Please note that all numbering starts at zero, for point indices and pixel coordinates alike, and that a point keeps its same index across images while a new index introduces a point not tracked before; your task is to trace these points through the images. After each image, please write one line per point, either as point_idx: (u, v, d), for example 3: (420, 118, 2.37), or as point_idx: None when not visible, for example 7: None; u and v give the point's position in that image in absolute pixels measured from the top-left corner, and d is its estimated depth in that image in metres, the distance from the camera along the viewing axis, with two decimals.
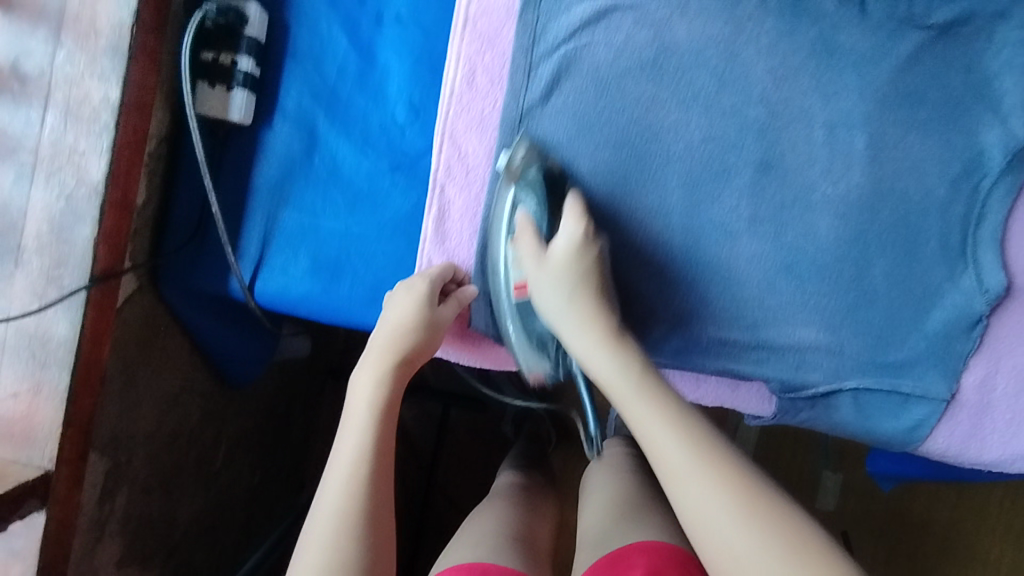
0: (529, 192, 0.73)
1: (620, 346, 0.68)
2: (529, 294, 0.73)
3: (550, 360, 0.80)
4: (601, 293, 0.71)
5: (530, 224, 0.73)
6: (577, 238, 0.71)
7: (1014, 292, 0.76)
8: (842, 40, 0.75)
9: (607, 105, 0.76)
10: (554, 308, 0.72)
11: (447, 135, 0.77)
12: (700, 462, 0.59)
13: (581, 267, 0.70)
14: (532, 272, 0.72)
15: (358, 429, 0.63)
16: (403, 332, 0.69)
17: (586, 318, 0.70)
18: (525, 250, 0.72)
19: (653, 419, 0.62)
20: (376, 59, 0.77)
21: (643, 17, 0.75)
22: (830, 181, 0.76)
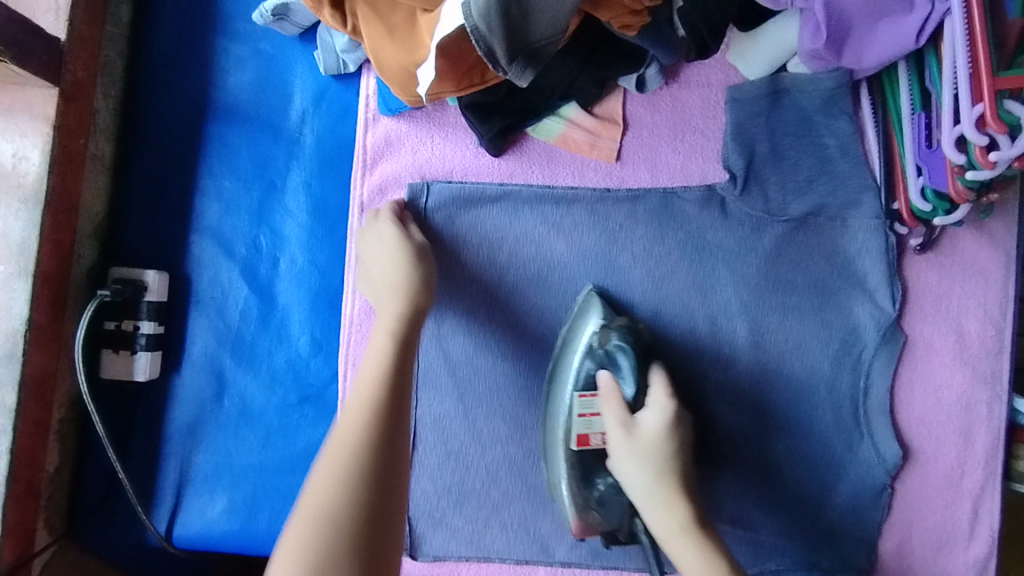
0: (618, 364, 0.72)
1: (706, 537, 0.61)
2: (606, 404, 0.69)
3: (606, 519, 0.72)
4: (682, 467, 0.65)
5: (614, 387, 0.69)
6: (669, 417, 0.67)
7: (912, 456, 0.79)
8: (710, 238, 0.80)
9: (498, 316, 0.80)
10: (631, 483, 0.65)
11: (349, 363, 0.80)
12: (684, 530, 0.62)
13: (668, 447, 0.65)
14: (614, 439, 0.67)
15: (378, 363, 0.63)
16: (394, 347, 0.65)
17: (671, 511, 0.63)
18: (609, 420, 0.68)
19: (696, 565, 0.60)
20: (277, 300, 0.81)
21: (524, 236, 0.81)
22: (720, 369, 0.80)
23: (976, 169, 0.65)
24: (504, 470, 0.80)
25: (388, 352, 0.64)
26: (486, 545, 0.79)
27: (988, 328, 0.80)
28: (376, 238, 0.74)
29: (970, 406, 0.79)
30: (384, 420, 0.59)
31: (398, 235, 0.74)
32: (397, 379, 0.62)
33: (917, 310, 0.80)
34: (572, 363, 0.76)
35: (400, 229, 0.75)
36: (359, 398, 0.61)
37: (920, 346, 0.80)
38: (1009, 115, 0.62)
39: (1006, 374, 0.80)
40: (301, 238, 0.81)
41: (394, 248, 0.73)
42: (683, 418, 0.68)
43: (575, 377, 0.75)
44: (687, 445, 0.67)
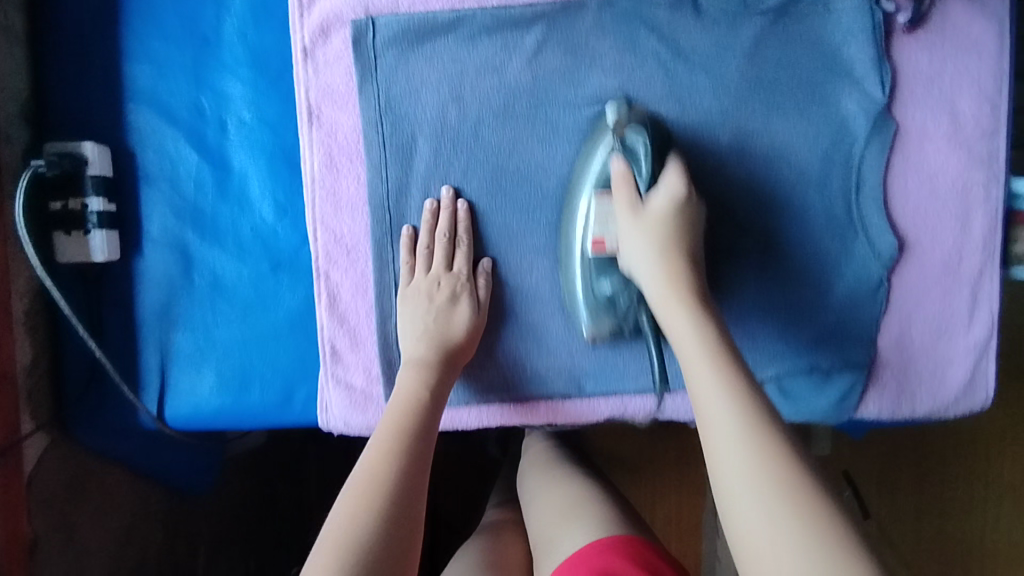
0: (635, 152, 0.71)
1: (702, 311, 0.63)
2: (619, 192, 0.71)
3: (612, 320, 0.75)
4: (688, 253, 0.68)
5: (627, 172, 0.70)
6: (678, 198, 0.69)
7: (908, 249, 0.77)
8: (684, 41, 0.74)
9: (467, 155, 0.75)
10: (632, 259, 0.69)
11: (318, 222, 0.76)
12: (708, 359, 0.58)
13: (673, 228, 0.68)
14: (624, 219, 0.70)
15: (416, 375, 0.70)
16: (426, 366, 0.70)
17: (671, 267, 0.66)
18: (619, 201, 0.70)
19: (688, 332, 0.61)
20: (230, 165, 0.76)
21: (484, 65, 0.74)
22: (705, 182, 0.76)
23: None
24: (492, 313, 0.77)
25: (428, 360, 0.71)
26: (483, 388, 0.78)
27: (984, 105, 0.75)
28: (413, 295, 0.74)
29: (967, 190, 0.76)
30: (422, 419, 0.66)
31: (471, 322, 0.73)
32: (437, 399, 0.68)
33: (908, 94, 0.75)
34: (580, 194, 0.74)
35: (449, 282, 0.73)
36: (398, 407, 0.67)
37: (913, 132, 0.75)
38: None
39: (1003, 153, 0.76)
40: (244, 95, 0.75)
41: (435, 301, 0.73)
42: (694, 207, 0.70)
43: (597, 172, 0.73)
44: (698, 223, 0.70)
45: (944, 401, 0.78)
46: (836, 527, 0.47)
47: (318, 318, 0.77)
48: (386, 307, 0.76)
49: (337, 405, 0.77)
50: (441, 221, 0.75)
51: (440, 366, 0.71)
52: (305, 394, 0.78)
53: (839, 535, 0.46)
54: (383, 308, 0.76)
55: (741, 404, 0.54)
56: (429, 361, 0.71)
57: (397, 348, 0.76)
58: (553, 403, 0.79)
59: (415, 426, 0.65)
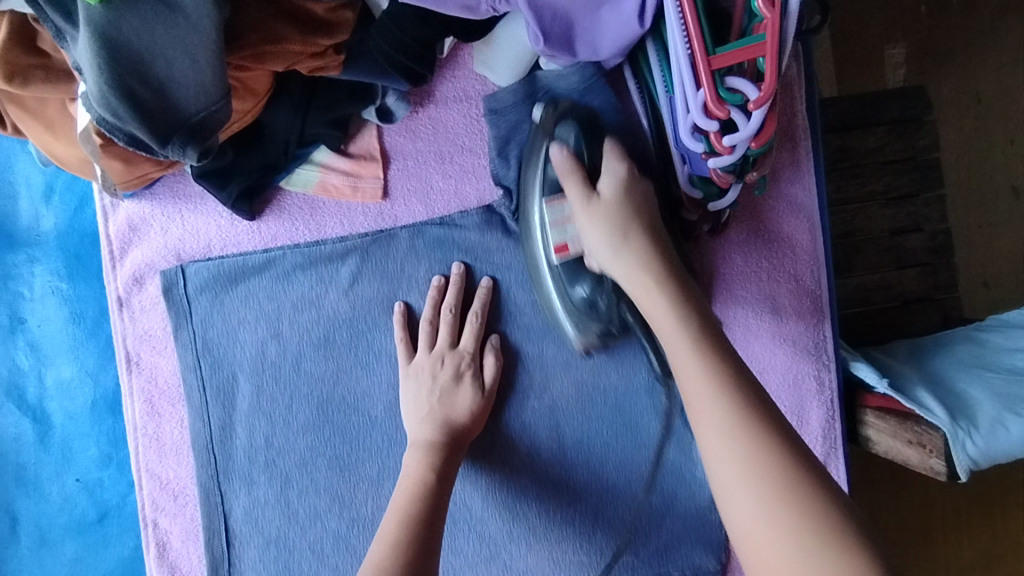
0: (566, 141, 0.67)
1: (677, 293, 0.60)
2: (568, 190, 0.65)
3: (597, 322, 0.70)
4: (647, 220, 0.64)
5: (571, 164, 0.65)
6: (623, 179, 0.64)
7: None
8: (498, 259, 0.75)
9: (289, 391, 0.74)
10: (598, 253, 0.64)
11: (142, 469, 0.74)
12: (653, 287, 0.60)
13: (627, 212, 0.63)
14: (580, 214, 0.64)
15: (422, 464, 0.67)
16: (433, 447, 0.68)
17: (630, 243, 0.62)
18: (573, 197, 0.64)
19: (695, 369, 0.54)
20: (52, 416, 0.75)
21: (301, 300, 0.75)
22: (537, 395, 0.75)
23: (716, 156, 0.61)
24: (330, 546, 0.74)
25: (434, 441, 0.69)
26: None
27: (802, 298, 0.76)
28: (416, 373, 0.72)
29: (799, 380, 0.76)
30: (423, 537, 0.60)
31: (475, 403, 0.71)
32: (442, 478, 0.66)
33: (726, 292, 0.76)
34: (532, 200, 0.69)
35: (453, 360, 0.72)
36: (391, 528, 0.61)
37: (735, 329, 0.76)
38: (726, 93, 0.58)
39: (829, 342, 0.76)
40: (64, 346, 0.75)
41: (439, 380, 0.71)
42: (639, 180, 0.65)
43: (541, 177, 0.68)
44: (650, 200, 0.65)
45: None
46: (823, 498, 0.48)
47: (149, 567, 0.74)
48: (218, 552, 0.74)
49: None
50: (449, 293, 0.74)
51: (436, 487, 0.65)
52: None
53: (808, 496, 0.48)
54: (214, 553, 0.73)
55: (723, 397, 0.52)
56: (430, 460, 0.67)
57: None
58: None
59: (413, 535, 0.60)
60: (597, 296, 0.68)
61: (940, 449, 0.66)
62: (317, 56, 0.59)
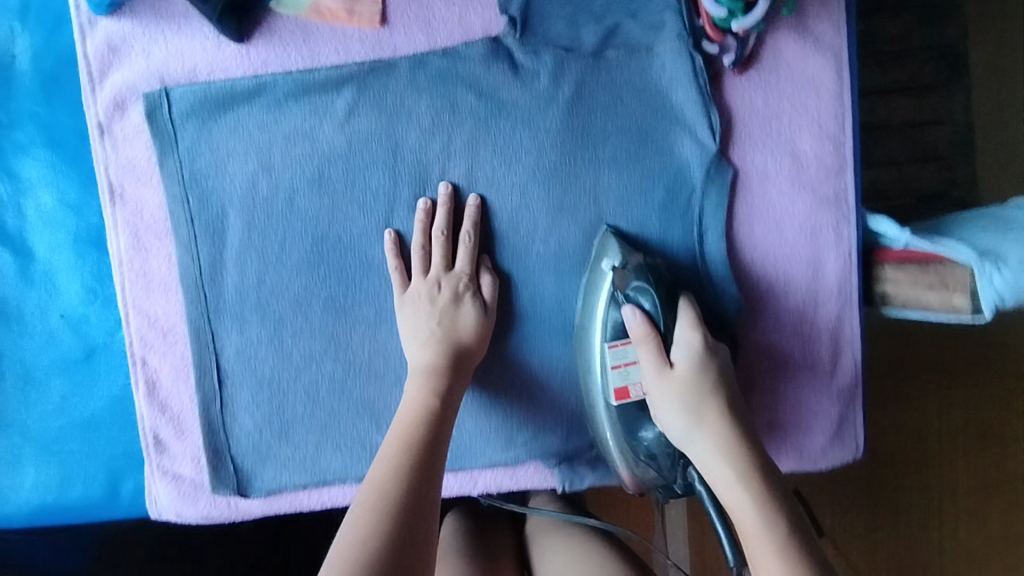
0: (640, 302, 0.67)
1: (740, 462, 0.58)
2: (642, 352, 0.65)
3: (658, 475, 0.68)
4: (726, 397, 0.62)
5: (648, 330, 0.65)
6: (698, 355, 0.63)
7: (761, 297, 0.73)
8: (503, 95, 0.70)
9: (282, 229, 0.70)
10: (669, 424, 0.63)
11: (129, 305, 0.71)
12: (699, 417, 0.61)
13: (699, 388, 0.62)
14: (649, 385, 0.64)
15: (418, 400, 0.64)
16: (434, 373, 0.65)
17: (705, 428, 0.60)
18: (645, 366, 0.64)
19: (737, 504, 0.56)
20: (33, 250, 0.71)
21: (293, 132, 0.70)
22: (540, 241, 0.71)
23: None
24: (326, 388, 0.72)
25: (433, 365, 0.66)
26: (319, 469, 0.73)
27: (827, 145, 0.71)
28: (413, 300, 0.69)
29: (818, 233, 0.72)
30: (418, 487, 0.57)
31: (479, 322, 0.68)
32: (444, 405, 0.64)
33: (748, 135, 0.71)
34: (596, 313, 0.69)
35: (450, 281, 0.68)
36: (388, 463, 0.59)
37: (754, 176, 0.71)
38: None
39: (853, 192, 0.72)
40: (43, 176, 0.71)
41: (437, 303, 0.68)
42: (717, 348, 0.64)
43: (603, 322, 0.68)
44: (726, 377, 0.63)
45: (810, 453, 0.75)
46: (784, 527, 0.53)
47: (138, 406, 0.72)
48: (209, 392, 0.71)
49: (166, 497, 0.73)
50: (439, 216, 0.69)
51: (437, 417, 0.63)
52: (133, 484, 0.74)
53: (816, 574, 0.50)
54: (206, 391, 0.71)
55: (769, 527, 0.53)
56: (434, 388, 0.64)
57: (224, 435, 0.72)
58: None
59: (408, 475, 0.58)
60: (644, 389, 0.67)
61: (965, 286, 0.63)
62: None
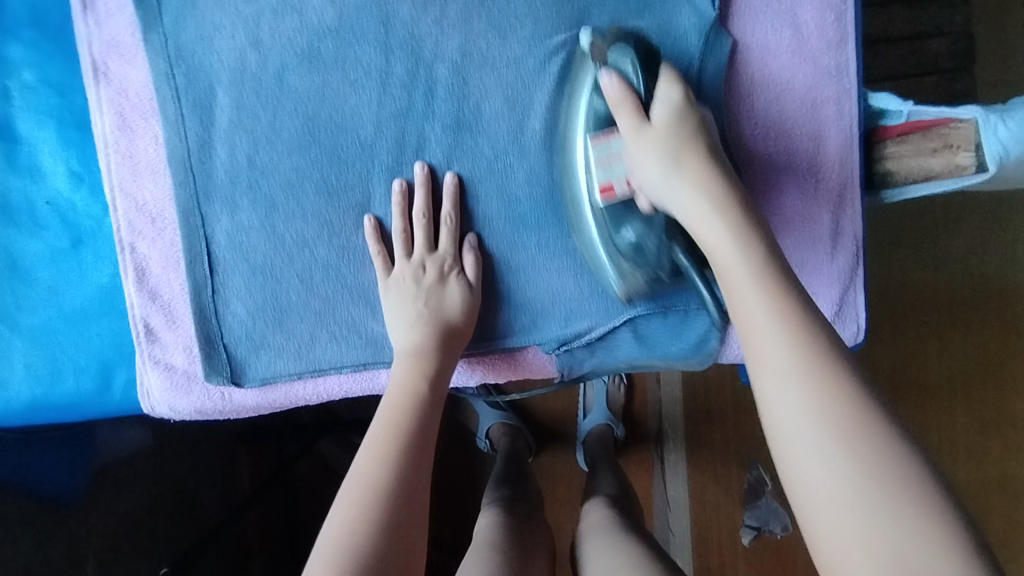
0: (623, 70, 0.64)
1: (800, 325, 0.49)
2: (621, 113, 0.62)
3: (642, 274, 0.66)
4: (704, 140, 0.60)
5: (625, 91, 0.62)
6: (677, 106, 0.61)
7: (760, 175, 0.72)
8: None
9: (272, 107, 0.68)
10: (648, 177, 0.61)
11: (116, 188, 0.69)
12: (758, 286, 0.51)
13: (678, 135, 0.60)
14: (631, 146, 0.62)
15: (406, 387, 0.64)
16: (423, 355, 0.66)
17: (685, 170, 0.59)
18: (623, 124, 0.62)
19: (797, 371, 0.47)
20: (19, 136, 0.70)
21: (281, 4, 0.67)
22: (535, 117, 0.70)
23: None
24: (320, 274, 0.70)
25: (421, 347, 0.66)
26: (315, 358, 0.71)
27: (828, 16, 0.70)
28: (397, 285, 0.68)
29: (819, 107, 0.70)
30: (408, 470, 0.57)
31: (465, 301, 0.68)
32: (434, 389, 0.64)
33: (746, 7, 0.70)
34: (579, 104, 0.67)
35: (434, 263, 0.69)
36: (378, 451, 0.58)
37: (753, 50, 0.70)
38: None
39: (853, 65, 0.70)
40: (26, 58, 0.69)
41: (422, 284, 0.68)
42: (699, 106, 0.62)
43: (585, 116, 0.67)
44: (706, 126, 0.62)
45: None
46: (901, 469, 0.42)
47: (127, 294, 0.70)
48: (199, 278, 0.69)
49: (158, 389, 0.71)
50: (416, 196, 0.69)
51: (429, 400, 0.63)
52: (124, 378, 0.72)
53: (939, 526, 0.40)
54: (196, 278, 0.69)
55: (853, 445, 0.43)
56: (422, 373, 0.65)
57: (216, 323, 0.70)
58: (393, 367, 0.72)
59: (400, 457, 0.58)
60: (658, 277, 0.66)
61: (969, 142, 0.63)
62: None
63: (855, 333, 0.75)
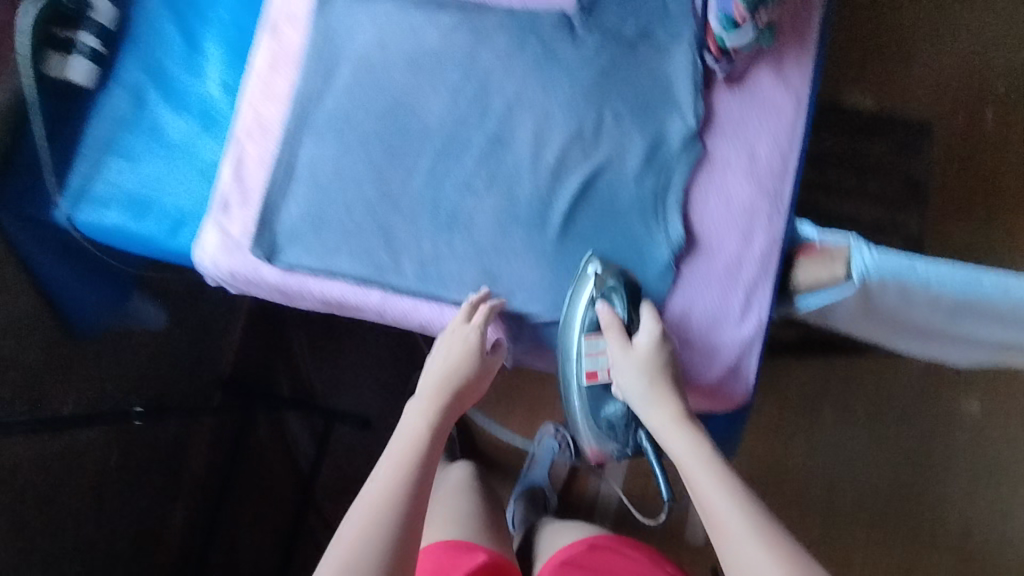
0: (613, 300, 0.86)
1: (705, 446, 0.76)
2: (609, 337, 0.85)
3: (614, 440, 0.91)
4: (670, 372, 0.82)
5: (613, 320, 0.85)
6: (655, 335, 0.83)
7: (698, 247, 0.93)
8: (558, 51, 0.98)
9: (375, 86, 0.97)
10: (627, 387, 0.83)
11: (249, 103, 0.96)
12: (699, 444, 0.76)
13: (654, 363, 0.82)
14: (614, 360, 0.84)
15: (419, 432, 0.76)
16: (439, 399, 0.80)
17: (659, 398, 0.80)
18: (610, 346, 0.84)
19: (717, 488, 0.71)
20: (200, 48, 0.99)
21: (408, 29, 0.98)
22: (550, 151, 0.96)
23: (737, 31, 0.90)
24: (360, 205, 0.94)
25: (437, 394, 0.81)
26: (332, 263, 0.93)
27: (776, 154, 0.96)
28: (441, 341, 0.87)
29: (752, 214, 0.94)
30: (409, 506, 0.68)
31: (479, 362, 0.85)
32: (438, 434, 0.77)
33: (721, 131, 0.96)
34: (576, 306, 0.89)
35: (463, 331, 0.86)
36: (382, 490, 0.69)
37: (717, 160, 0.96)
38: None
39: (786, 194, 0.95)
40: (229, 6, 1.00)
41: (451, 342, 0.86)
42: (669, 340, 0.84)
43: (582, 319, 0.88)
44: (672, 358, 0.83)
45: (709, 384, 0.92)
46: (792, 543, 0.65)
47: (222, 174, 0.94)
48: (278, 179, 0.94)
49: (212, 245, 0.92)
50: (473, 297, 0.89)
51: (433, 441, 0.76)
52: (190, 231, 0.94)
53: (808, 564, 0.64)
54: (276, 178, 0.94)
55: (763, 535, 0.66)
56: (434, 413, 0.79)
57: (276, 214, 0.94)
58: (385, 290, 0.93)
59: (404, 491, 0.69)
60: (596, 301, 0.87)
61: (844, 258, 0.84)
62: None
63: (743, 392, 0.92)
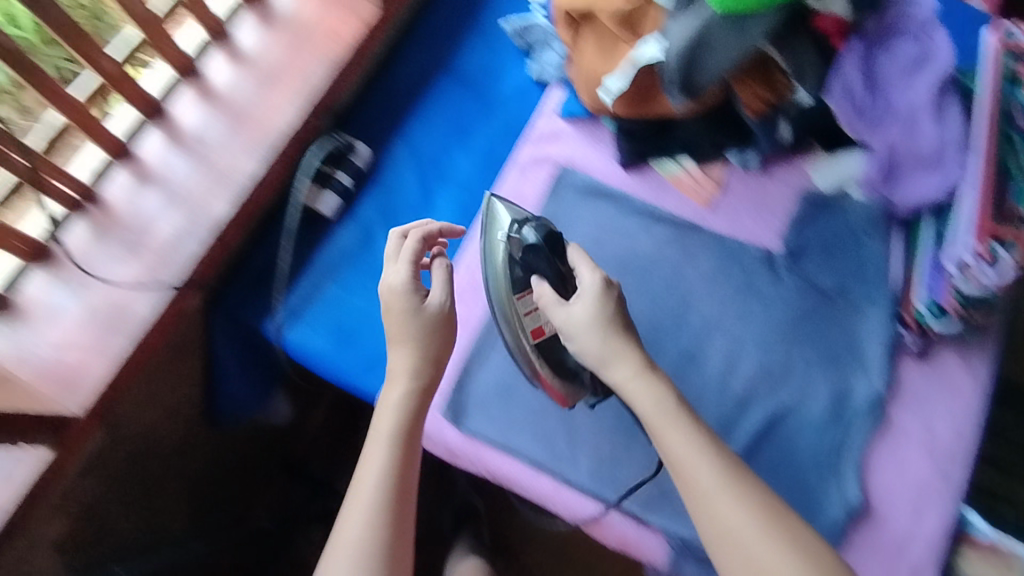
0: (529, 241, 0.88)
1: (729, 465, 0.77)
2: (545, 296, 0.85)
3: (592, 394, 0.91)
4: (662, 379, 0.81)
5: (552, 292, 0.86)
6: (600, 291, 0.84)
7: (871, 514, 0.94)
8: (759, 285, 1.04)
9: None
10: (610, 372, 0.82)
11: (467, 265, 1.03)
12: (723, 476, 0.76)
13: (614, 338, 0.82)
14: (558, 320, 0.84)
15: (390, 440, 0.82)
16: (406, 405, 0.84)
17: (626, 360, 0.81)
18: (547, 299, 0.85)
19: (734, 505, 0.75)
20: (432, 203, 1.06)
21: (625, 232, 1.05)
22: (737, 379, 0.99)
23: (943, 320, 0.96)
24: None
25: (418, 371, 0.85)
26: (513, 441, 0.94)
27: (955, 438, 0.97)
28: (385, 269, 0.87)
29: (925, 493, 0.94)
30: (396, 497, 0.81)
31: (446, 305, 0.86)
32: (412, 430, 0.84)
33: (903, 403, 0.99)
34: (496, 253, 0.92)
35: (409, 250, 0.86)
36: (378, 489, 0.80)
37: (897, 430, 0.98)
38: (993, 250, 0.88)
39: (961, 481, 0.95)
40: (465, 172, 1.09)
41: (394, 274, 0.86)
42: (611, 289, 0.85)
43: (501, 263, 0.90)
44: (619, 306, 0.84)
45: None
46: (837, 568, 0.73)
47: None
48: (480, 344, 0.99)
49: None
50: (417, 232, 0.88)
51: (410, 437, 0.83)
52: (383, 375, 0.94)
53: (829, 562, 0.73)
54: (479, 342, 0.99)
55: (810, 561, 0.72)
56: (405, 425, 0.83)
57: (470, 377, 0.97)
58: (557, 480, 0.92)
59: (392, 487, 0.81)
60: (513, 252, 0.89)
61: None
62: (760, 96, 0.94)
63: None
